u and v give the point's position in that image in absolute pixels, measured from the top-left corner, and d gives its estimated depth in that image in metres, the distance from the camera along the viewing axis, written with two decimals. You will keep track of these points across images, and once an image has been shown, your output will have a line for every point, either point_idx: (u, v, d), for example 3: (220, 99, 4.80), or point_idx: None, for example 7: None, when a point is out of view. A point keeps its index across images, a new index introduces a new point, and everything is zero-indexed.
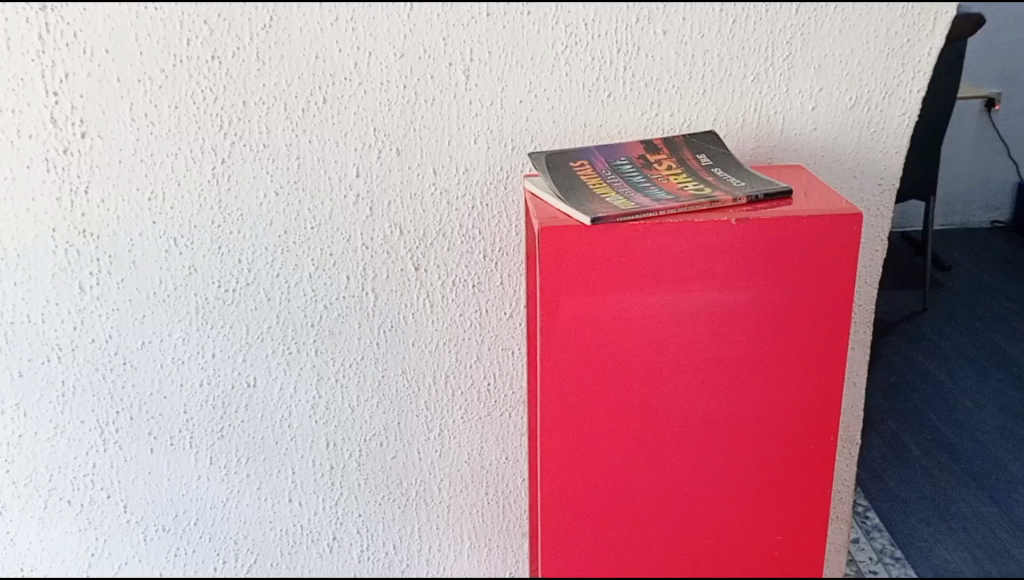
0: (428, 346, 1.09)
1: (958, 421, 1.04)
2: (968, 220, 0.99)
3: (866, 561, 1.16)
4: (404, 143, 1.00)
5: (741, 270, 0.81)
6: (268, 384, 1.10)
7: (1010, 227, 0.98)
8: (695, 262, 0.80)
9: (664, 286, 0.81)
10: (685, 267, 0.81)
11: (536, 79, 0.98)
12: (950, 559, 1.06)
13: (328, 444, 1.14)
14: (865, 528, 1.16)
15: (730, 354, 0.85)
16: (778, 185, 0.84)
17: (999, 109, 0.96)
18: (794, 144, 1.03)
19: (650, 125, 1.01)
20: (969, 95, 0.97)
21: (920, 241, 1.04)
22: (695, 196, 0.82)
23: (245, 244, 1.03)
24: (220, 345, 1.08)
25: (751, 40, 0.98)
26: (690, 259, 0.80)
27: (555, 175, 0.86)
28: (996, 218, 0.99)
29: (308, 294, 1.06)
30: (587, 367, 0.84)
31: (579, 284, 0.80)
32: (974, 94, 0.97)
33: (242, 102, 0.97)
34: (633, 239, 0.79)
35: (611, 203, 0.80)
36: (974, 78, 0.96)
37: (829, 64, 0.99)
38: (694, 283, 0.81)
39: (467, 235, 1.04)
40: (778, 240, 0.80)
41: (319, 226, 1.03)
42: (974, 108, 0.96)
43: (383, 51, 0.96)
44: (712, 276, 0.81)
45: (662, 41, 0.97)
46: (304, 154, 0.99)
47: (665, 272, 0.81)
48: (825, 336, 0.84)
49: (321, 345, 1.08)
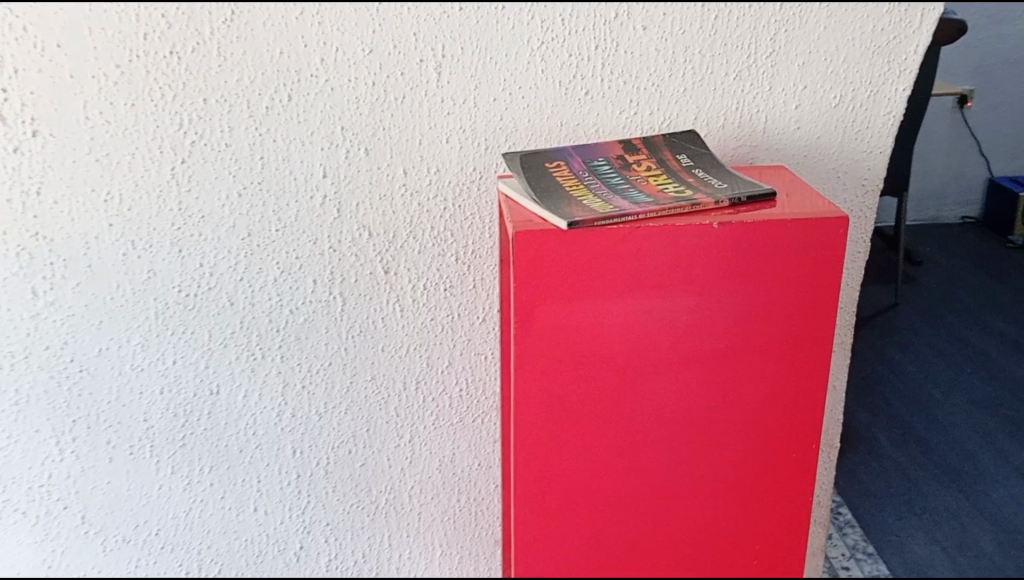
0: (399, 352, 1.06)
1: (929, 417, 1.01)
2: (939, 216, 0.96)
3: (838, 557, 1.12)
4: (372, 143, 0.96)
5: (722, 273, 0.78)
6: (231, 391, 1.06)
7: (983, 224, 0.95)
8: (675, 266, 0.77)
9: (642, 291, 0.78)
10: (664, 270, 0.77)
11: (511, 77, 0.94)
12: (921, 553, 1.01)
13: (294, 452, 1.10)
14: (839, 524, 1.13)
15: (711, 359, 0.82)
16: (762, 187, 0.81)
17: (972, 106, 0.92)
18: (776, 143, 1.00)
19: (629, 124, 0.99)
20: (943, 91, 0.94)
21: (892, 238, 1.03)
22: (676, 198, 0.78)
23: (206, 247, 0.99)
24: (181, 351, 1.03)
25: (733, 36, 0.95)
26: (670, 263, 0.77)
27: (529, 177, 0.82)
28: (967, 215, 0.96)
29: (274, 298, 1.01)
30: (563, 373, 0.81)
31: (554, 290, 0.77)
32: (946, 90, 0.94)
33: (203, 100, 0.92)
34: (611, 244, 0.75)
35: (589, 206, 0.77)
36: (947, 74, 0.94)
37: (813, 62, 0.96)
38: (674, 287, 0.78)
39: (438, 237, 1.01)
40: (761, 244, 0.77)
41: (284, 228, 0.98)
42: (947, 104, 0.93)
43: (351, 46, 0.91)
44: (693, 280, 0.78)
45: (642, 36, 0.94)
46: (269, 153, 0.95)
47: (644, 276, 0.77)
48: (810, 340, 0.81)
49: (287, 350, 1.04)
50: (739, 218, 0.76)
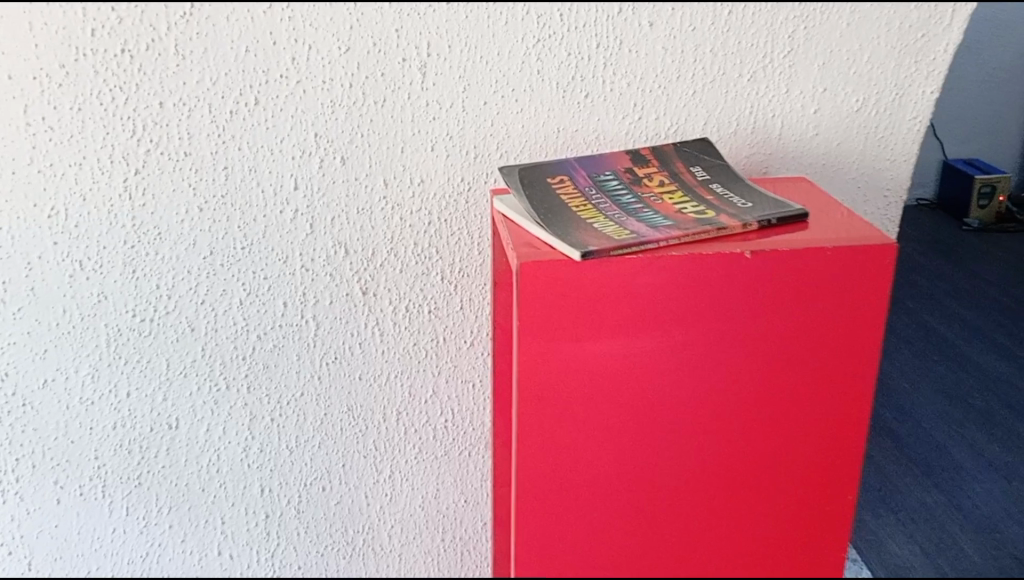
0: (378, 379, 0.97)
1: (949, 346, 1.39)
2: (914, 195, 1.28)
3: None
4: (349, 151, 0.86)
5: (753, 305, 0.71)
6: (192, 426, 0.96)
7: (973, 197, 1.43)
8: (700, 296, 0.70)
9: (664, 324, 0.71)
10: (688, 302, 0.70)
11: (504, 78, 0.85)
12: None
13: (263, 490, 1.01)
14: None
15: (739, 402, 0.75)
16: (789, 206, 0.75)
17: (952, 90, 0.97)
18: (793, 151, 0.92)
19: (633, 130, 0.89)
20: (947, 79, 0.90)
21: None
22: (697, 222, 0.72)
23: (164, 267, 0.88)
24: (136, 381, 0.93)
25: (749, 34, 0.86)
26: (695, 294, 0.70)
27: (529, 193, 0.75)
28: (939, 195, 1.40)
29: (239, 323, 0.91)
30: (573, 419, 0.73)
31: (566, 327, 0.69)
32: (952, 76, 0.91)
33: (158, 103, 0.81)
34: (630, 275, 0.68)
35: (602, 231, 0.70)
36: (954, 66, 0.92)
37: (835, 60, 0.88)
38: (699, 320, 0.71)
39: (422, 255, 0.91)
40: (794, 272, 0.71)
41: (250, 246, 0.88)
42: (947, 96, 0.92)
43: (325, 44, 0.81)
44: (720, 312, 0.71)
45: (648, 33, 0.85)
46: (233, 163, 0.85)
47: (666, 307, 0.70)
48: (845, 377, 0.75)
49: (254, 380, 0.95)
50: (771, 246, 0.70)
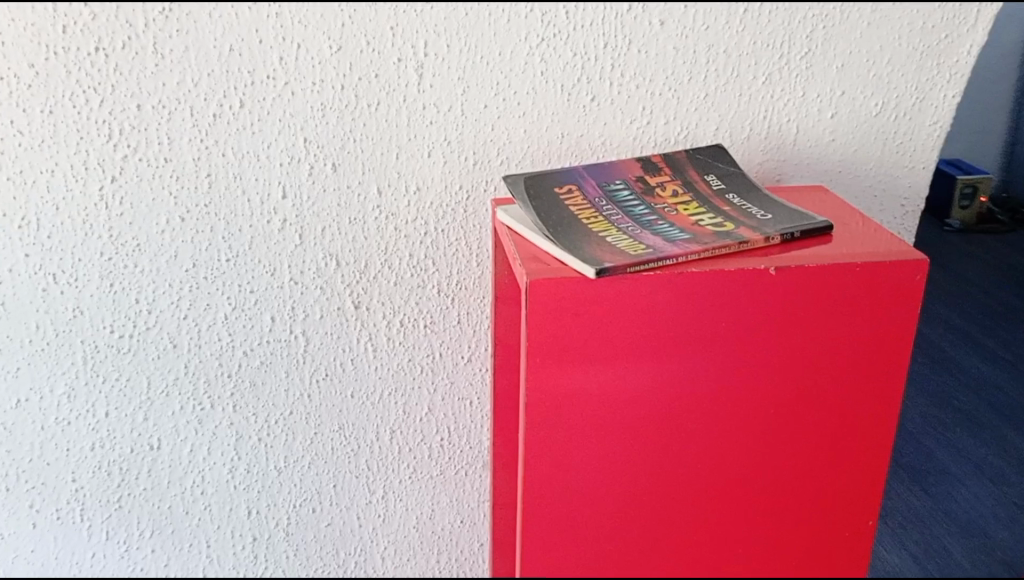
0: (371, 397, 0.91)
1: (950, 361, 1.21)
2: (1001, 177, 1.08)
3: None
4: (341, 157, 0.81)
5: (777, 325, 0.67)
6: (175, 446, 0.91)
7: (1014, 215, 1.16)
8: (721, 317, 0.66)
9: (682, 344, 0.67)
10: (709, 322, 0.66)
11: (506, 79, 0.80)
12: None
13: (250, 512, 0.95)
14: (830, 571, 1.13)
15: (761, 427, 0.70)
16: (812, 218, 0.70)
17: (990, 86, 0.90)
18: (808, 158, 0.87)
19: (641, 135, 0.84)
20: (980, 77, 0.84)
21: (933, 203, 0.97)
22: (716, 235, 0.67)
23: (144, 280, 0.83)
24: (114, 401, 0.87)
25: (764, 33, 0.81)
26: (716, 314, 0.66)
27: (535, 204, 0.70)
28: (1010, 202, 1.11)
29: (224, 339, 0.86)
30: (584, 444, 0.69)
31: (577, 348, 0.65)
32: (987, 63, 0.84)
33: (137, 105, 0.76)
34: (647, 293, 0.64)
35: (616, 245, 0.65)
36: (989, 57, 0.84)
37: (854, 63, 0.83)
38: (720, 341, 0.67)
39: (418, 267, 0.86)
40: (822, 290, 0.66)
41: (235, 258, 0.83)
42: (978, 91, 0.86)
43: (315, 42, 0.76)
44: (743, 333, 0.67)
45: (658, 33, 0.80)
46: (217, 170, 0.79)
47: (684, 326, 0.66)
48: (873, 400, 0.71)
49: (240, 399, 0.89)
50: (796, 261, 0.65)
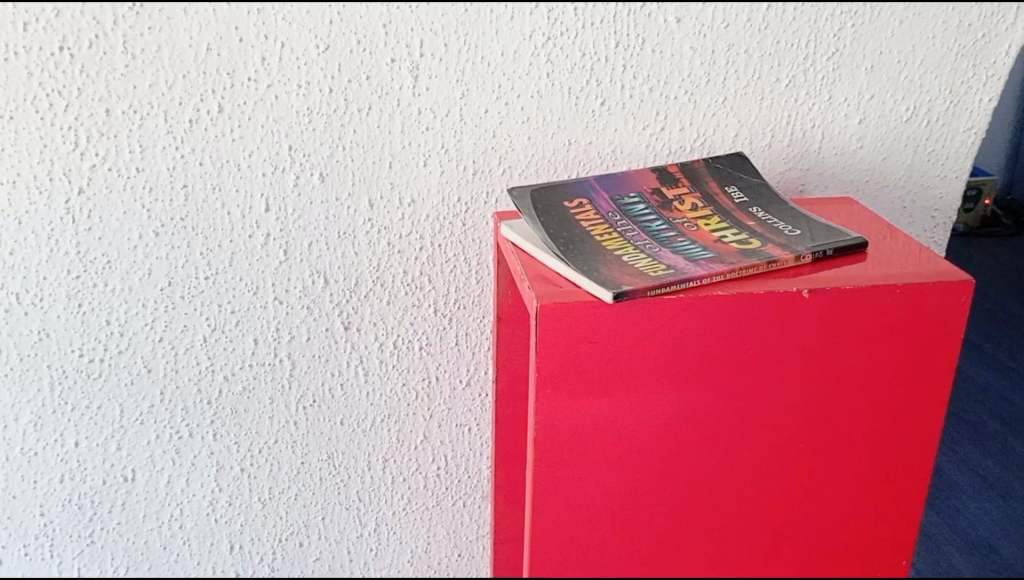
0: (362, 424, 0.85)
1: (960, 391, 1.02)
2: None
3: None
4: (330, 166, 0.74)
5: (814, 353, 0.61)
6: (151, 478, 0.84)
7: None
8: (753, 345, 0.60)
9: (708, 374, 0.60)
10: (739, 350, 0.60)
11: (508, 82, 0.73)
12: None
13: (233, 547, 0.89)
14: None
15: (793, 462, 0.64)
16: (844, 234, 0.64)
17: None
18: (834, 167, 0.81)
19: (654, 142, 0.77)
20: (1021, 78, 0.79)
21: None
22: (741, 254, 0.61)
23: (115, 300, 0.76)
24: (85, 430, 0.81)
25: (788, 31, 0.75)
26: (747, 342, 0.59)
27: (544, 218, 0.64)
28: None
29: (203, 363, 0.80)
30: (596, 481, 0.62)
31: (593, 379, 0.59)
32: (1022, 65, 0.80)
33: (105, 110, 0.69)
34: (669, 319, 0.58)
35: (633, 266, 0.58)
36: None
37: (884, 64, 0.77)
38: (751, 370, 0.60)
39: (413, 284, 0.80)
40: (862, 316, 0.60)
41: (214, 276, 0.76)
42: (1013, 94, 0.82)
43: (301, 41, 0.70)
44: (776, 361, 0.60)
45: (674, 31, 0.73)
46: (193, 180, 0.73)
47: (712, 356, 0.60)
48: (915, 433, 0.64)
49: (221, 427, 0.82)
50: (831, 283, 0.59)
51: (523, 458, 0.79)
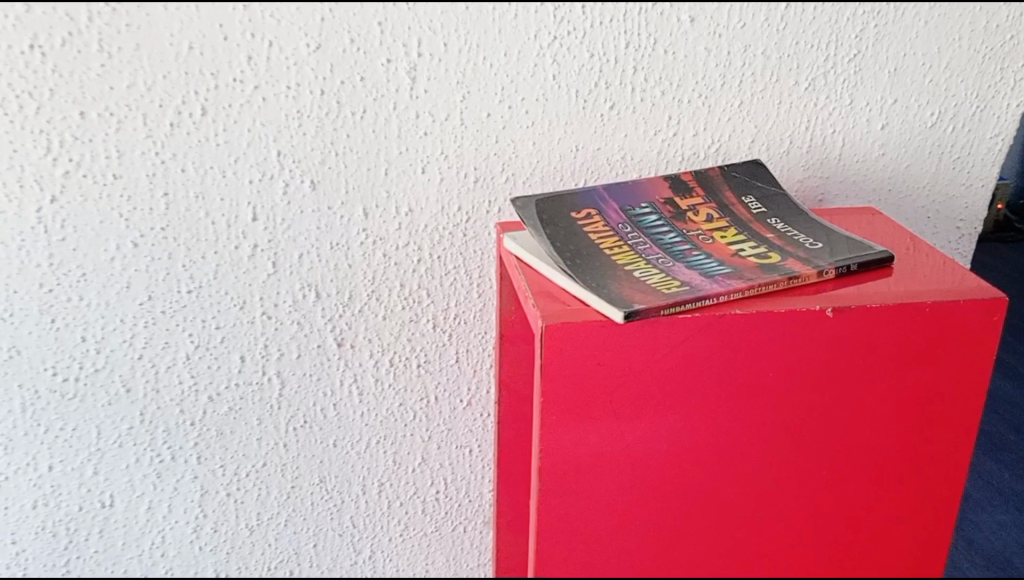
0: (356, 446, 0.80)
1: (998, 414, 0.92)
2: None
3: None
4: (322, 173, 0.69)
5: (846, 378, 0.55)
6: (130, 503, 0.79)
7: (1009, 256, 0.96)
8: (780, 370, 0.54)
9: (732, 401, 0.55)
10: (765, 376, 0.55)
11: (512, 84, 0.69)
12: None
13: (218, 575, 0.84)
14: None
15: (825, 497, 0.59)
16: (870, 248, 0.58)
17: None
18: (854, 174, 0.76)
19: (666, 148, 0.73)
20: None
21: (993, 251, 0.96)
22: (760, 269, 0.55)
23: (91, 315, 0.71)
24: (59, 454, 0.76)
25: (808, 32, 0.70)
26: (773, 366, 0.54)
27: (550, 231, 0.59)
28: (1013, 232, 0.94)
29: (186, 382, 0.75)
30: (602, 513, 0.57)
31: (605, 407, 0.54)
32: None
33: (79, 112, 0.65)
34: (685, 341, 0.53)
35: (645, 282, 0.53)
36: None
37: (907, 67, 0.72)
38: (779, 397, 0.55)
39: (411, 298, 0.75)
40: (896, 337, 0.55)
41: (197, 289, 0.72)
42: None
43: (290, 39, 0.65)
44: (804, 386, 0.55)
45: (688, 31, 0.69)
46: (175, 188, 0.68)
47: (736, 381, 0.54)
48: (958, 463, 0.59)
49: (205, 449, 0.78)
50: (857, 300, 0.53)
51: (527, 483, 0.74)
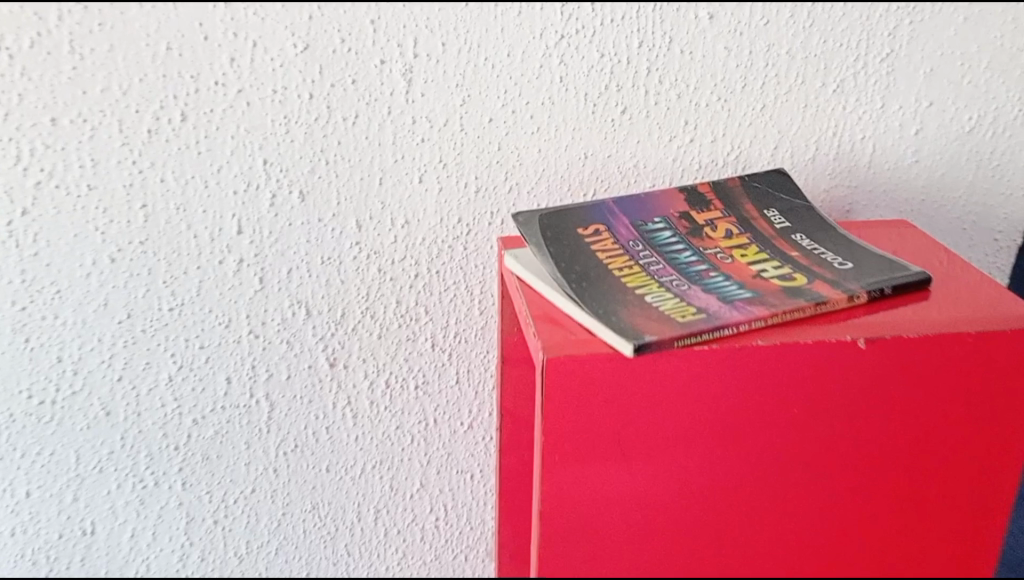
0: (351, 470, 0.75)
1: None
2: None
3: None
4: (311, 184, 0.65)
5: (881, 410, 0.50)
6: (112, 531, 0.75)
7: None
8: (807, 401, 0.49)
9: (755, 435, 0.50)
10: (791, 408, 0.49)
11: (515, 87, 0.64)
12: None
13: None
14: None
15: (856, 532, 0.54)
16: (904, 268, 0.53)
17: None
18: (884, 183, 0.70)
19: (681, 156, 0.68)
20: None
21: None
22: (784, 293, 0.50)
23: (67, 335, 0.67)
24: (36, 480, 0.71)
25: (837, 29, 0.64)
26: (799, 397, 0.49)
27: (555, 249, 0.54)
28: None
29: (169, 405, 0.70)
30: (610, 559, 0.52)
31: (615, 445, 0.49)
32: None
33: (50, 119, 0.60)
34: (701, 372, 0.47)
35: (658, 309, 0.48)
36: None
37: (944, 67, 0.66)
38: (807, 430, 0.50)
39: (408, 316, 0.70)
40: (938, 366, 0.49)
41: (180, 306, 0.67)
42: None
43: (276, 40, 0.60)
44: (835, 419, 0.50)
45: (706, 29, 0.64)
46: (154, 200, 0.63)
47: (759, 414, 0.49)
48: (1006, 501, 0.53)
49: (191, 475, 0.73)
50: (893, 329, 0.48)
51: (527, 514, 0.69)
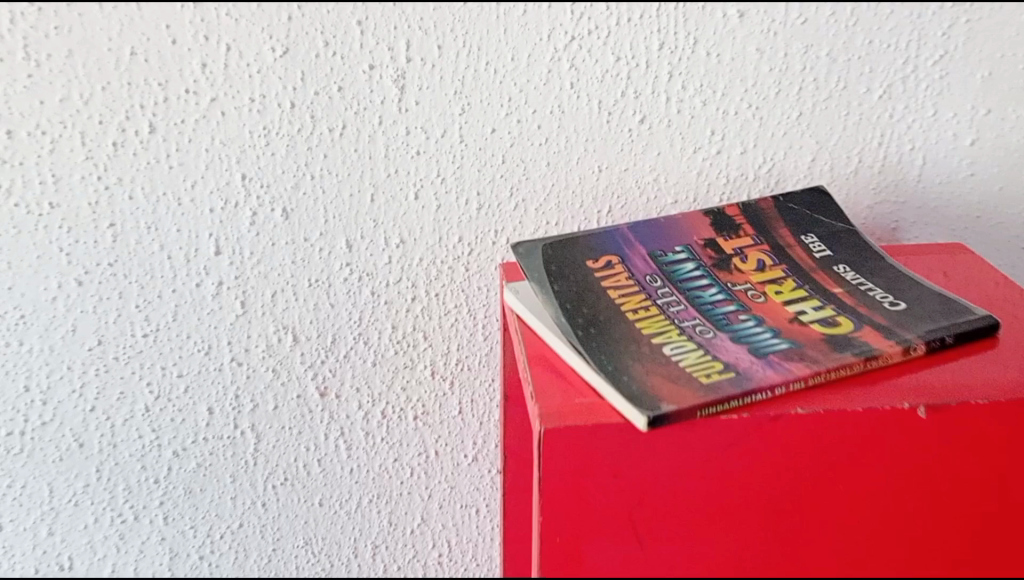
0: (346, 504, 0.70)
1: None
2: None
3: None
4: (295, 201, 0.59)
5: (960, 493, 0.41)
6: (92, 565, 0.70)
7: None
8: (866, 488, 0.40)
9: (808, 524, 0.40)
10: (851, 508, 0.40)
11: (521, 94, 0.57)
12: None
13: None
14: None
15: None
16: (967, 311, 0.46)
17: None
18: (933, 199, 0.61)
19: (708, 169, 0.60)
20: None
21: None
22: (828, 345, 0.43)
23: (34, 362, 0.61)
24: (8, 513, 0.66)
25: (884, 28, 0.56)
26: (860, 492, 0.40)
27: (560, 287, 0.48)
28: None
29: (147, 437, 0.65)
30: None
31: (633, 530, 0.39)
32: None
33: (6, 131, 0.54)
34: (731, 447, 0.40)
35: (678, 365, 0.42)
36: None
37: (1004, 71, 0.57)
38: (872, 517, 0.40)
39: (404, 341, 0.64)
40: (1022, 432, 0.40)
41: (155, 331, 0.62)
42: None
43: (251, 43, 0.54)
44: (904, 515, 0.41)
45: (735, 28, 0.56)
46: (123, 218, 0.58)
47: (808, 504, 0.40)
48: None
49: (173, 509, 0.68)
50: (963, 397, 0.40)
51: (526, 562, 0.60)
